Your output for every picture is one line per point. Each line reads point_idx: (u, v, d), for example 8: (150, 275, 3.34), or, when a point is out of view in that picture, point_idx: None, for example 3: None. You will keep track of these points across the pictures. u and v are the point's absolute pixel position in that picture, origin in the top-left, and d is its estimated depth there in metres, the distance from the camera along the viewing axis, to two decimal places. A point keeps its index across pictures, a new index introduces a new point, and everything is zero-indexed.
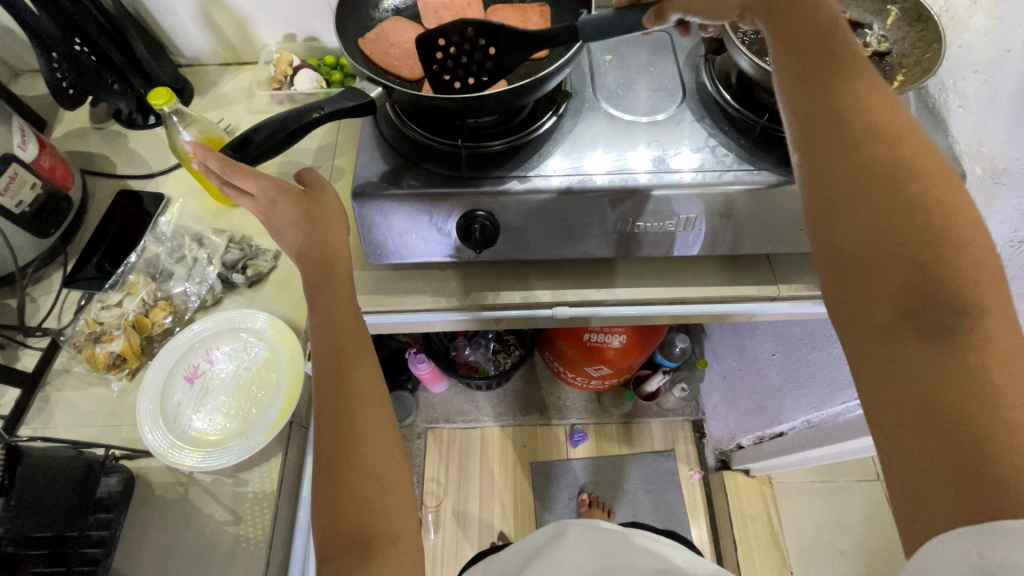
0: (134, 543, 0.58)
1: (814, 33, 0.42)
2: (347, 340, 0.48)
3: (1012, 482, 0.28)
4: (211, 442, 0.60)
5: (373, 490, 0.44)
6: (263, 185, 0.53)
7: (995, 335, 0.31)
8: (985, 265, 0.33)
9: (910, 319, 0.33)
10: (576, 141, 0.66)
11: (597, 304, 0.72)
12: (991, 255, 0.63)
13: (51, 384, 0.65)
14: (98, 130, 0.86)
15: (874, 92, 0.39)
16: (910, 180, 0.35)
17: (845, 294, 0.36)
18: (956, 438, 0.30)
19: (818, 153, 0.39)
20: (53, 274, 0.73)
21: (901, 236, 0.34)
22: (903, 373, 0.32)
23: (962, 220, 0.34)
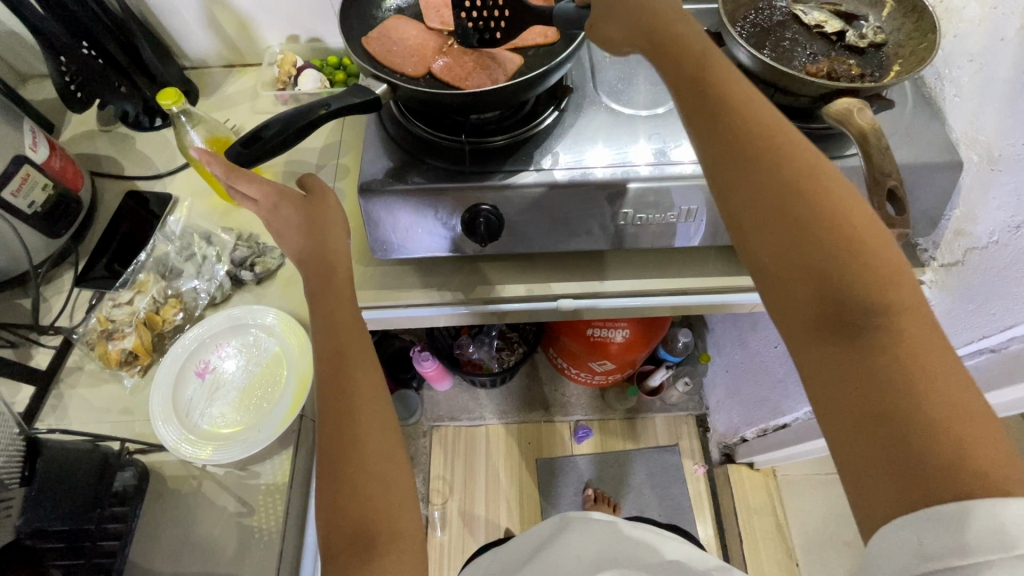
0: (150, 535, 0.59)
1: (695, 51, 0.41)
2: (347, 342, 0.49)
3: (943, 470, 0.29)
4: (223, 436, 0.61)
5: (375, 490, 0.44)
6: (265, 191, 0.54)
7: (909, 330, 0.32)
8: (892, 260, 0.34)
9: (827, 328, 0.33)
10: (577, 136, 0.67)
11: (598, 296, 0.73)
12: (989, 242, 0.62)
13: (64, 382, 0.66)
14: (106, 132, 0.87)
15: (756, 98, 0.39)
16: (810, 183, 0.35)
17: (773, 310, 0.36)
18: (886, 437, 0.31)
19: (721, 172, 0.38)
20: (65, 274, 0.74)
21: (813, 244, 0.34)
22: (831, 382, 0.33)
23: (861, 217, 0.34)
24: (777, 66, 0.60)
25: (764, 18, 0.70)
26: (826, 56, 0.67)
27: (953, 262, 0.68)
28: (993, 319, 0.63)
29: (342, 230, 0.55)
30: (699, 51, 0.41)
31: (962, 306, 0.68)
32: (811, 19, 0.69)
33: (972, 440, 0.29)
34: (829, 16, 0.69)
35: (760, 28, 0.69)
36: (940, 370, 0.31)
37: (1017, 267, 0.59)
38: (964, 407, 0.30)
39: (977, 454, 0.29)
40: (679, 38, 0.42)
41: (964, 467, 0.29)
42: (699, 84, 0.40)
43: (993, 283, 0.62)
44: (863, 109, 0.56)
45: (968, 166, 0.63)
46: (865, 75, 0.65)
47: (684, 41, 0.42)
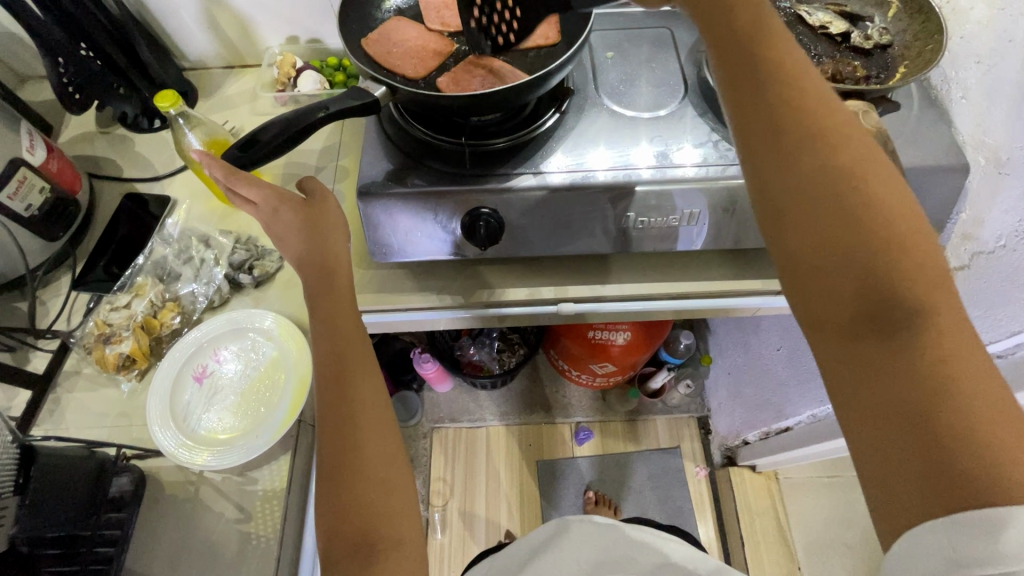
0: (146, 542, 0.58)
1: (743, 27, 0.40)
2: (347, 345, 0.49)
3: (980, 476, 0.28)
4: (221, 441, 0.60)
5: (376, 494, 0.44)
6: (264, 194, 0.53)
7: (949, 328, 0.31)
8: (930, 257, 0.33)
9: (864, 320, 0.32)
10: (578, 138, 0.66)
11: (598, 300, 0.73)
12: (995, 246, 0.61)
13: (61, 386, 0.66)
14: (104, 134, 0.86)
15: (807, 78, 0.38)
16: (851, 171, 0.34)
17: (804, 300, 0.35)
18: (921, 437, 0.29)
19: (761, 153, 0.37)
20: (62, 277, 0.73)
21: (850, 233, 0.33)
22: (866, 377, 0.32)
23: (900, 210, 0.33)
24: None
25: None
26: (831, 57, 0.66)
27: (960, 266, 0.67)
28: (1000, 324, 0.62)
29: (341, 234, 0.55)
30: (748, 27, 0.39)
31: (968, 311, 0.67)
32: (816, 20, 0.68)
33: (1014, 447, 0.28)
34: (834, 17, 0.68)
35: None
36: (980, 373, 0.30)
37: None
38: (1005, 412, 0.29)
39: (1019, 464, 0.28)
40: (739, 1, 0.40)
41: (1005, 475, 0.28)
42: (750, 58, 0.39)
43: (1001, 288, 0.61)
44: (869, 112, 0.55)
45: (975, 169, 0.62)
46: (870, 77, 0.64)
47: (739, 7, 0.40)
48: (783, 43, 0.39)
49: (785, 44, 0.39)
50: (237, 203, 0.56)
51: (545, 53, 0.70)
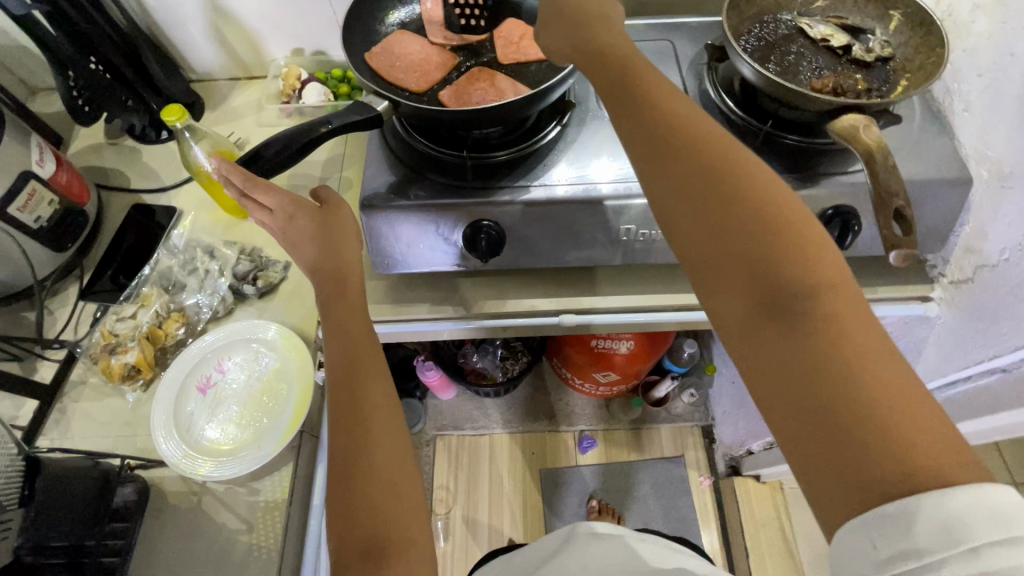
0: (149, 552, 0.59)
1: (622, 63, 0.44)
2: (357, 348, 0.49)
3: (886, 460, 0.29)
4: (223, 452, 0.61)
5: (388, 493, 0.44)
6: (280, 200, 0.54)
7: (839, 315, 0.32)
8: (817, 248, 0.34)
9: (761, 318, 0.33)
10: (580, 150, 0.67)
11: (599, 311, 0.73)
12: (999, 260, 0.61)
13: (67, 396, 0.67)
14: (113, 145, 0.88)
15: (676, 98, 0.41)
16: (735, 174, 0.37)
17: (711, 305, 0.36)
18: (824, 429, 0.30)
19: (653, 168, 0.39)
20: (70, 287, 0.74)
21: (744, 235, 0.35)
22: (769, 374, 0.33)
23: (786, 206, 0.36)
24: (781, 82, 0.59)
25: (769, 31, 0.70)
26: (832, 70, 0.66)
27: (962, 280, 0.66)
28: (1004, 338, 0.61)
29: (354, 241, 0.55)
30: (626, 63, 0.44)
31: (971, 325, 0.66)
32: (817, 33, 0.68)
33: (911, 426, 0.29)
34: (834, 30, 0.68)
35: (765, 42, 0.69)
36: (870, 354, 0.31)
37: None
38: (897, 390, 0.30)
39: (922, 444, 0.29)
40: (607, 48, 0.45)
41: (905, 456, 0.29)
42: (626, 87, 0.42)
43: (1004, 302, 0.61)
44: (870, 126, 0.56)
45: (979, 183, 0.62)
46: (871, 90, 0.64)
47: (611, 51, 0.45)
48: (652, 72, 0.43)
49: (652, 73, 0.43)
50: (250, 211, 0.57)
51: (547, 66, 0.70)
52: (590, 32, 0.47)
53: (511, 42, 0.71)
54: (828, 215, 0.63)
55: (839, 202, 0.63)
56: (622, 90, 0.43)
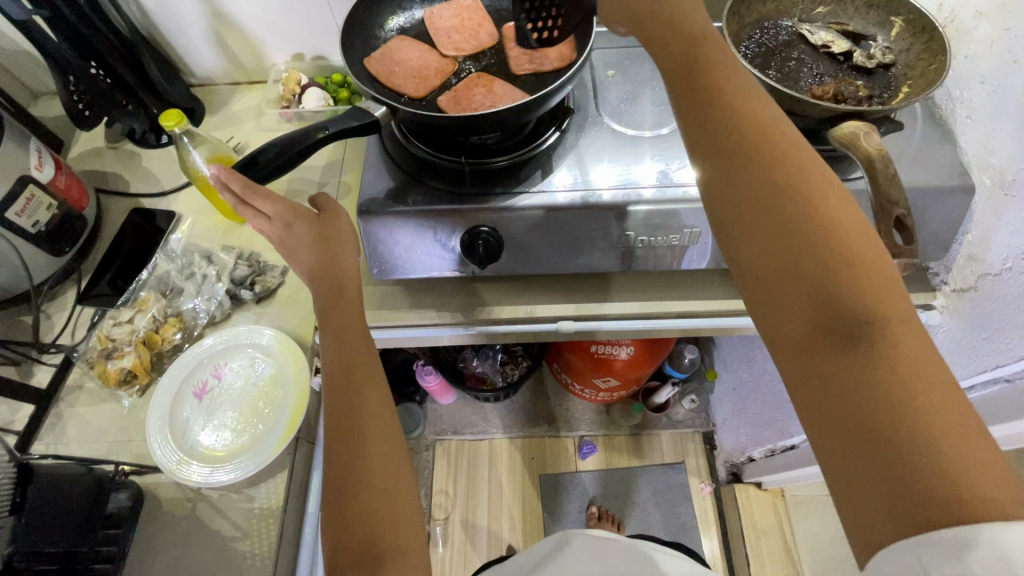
0: (142, 560, 0.58)
1: (682, 58, 0.42)
2: (354, 359, 0.49)
3: (937, 491, 0.28)
4: (218, 458, 0.60)
5: (382, 508, 0.43)
6: (278, 208, 0.54)
7: (901, 338, 0.31)
8: (880, 269, 0.33)
9: (822, 334, 0.33)
10: (579, 156, 0.67)
11: (597, 318, 0.72)
12: (1002, 268, 0.60)
13: (63, 401, 0.66)
14: (113, 149, 0.88)
15: (751, 100, 0.40)
16: (802, 187, 0.36)
17: (765, 317, 0.36)
18: (875, 454, 0.30)
19: (718, 174, 0.39)
20: (67, 291, 0.74)
21: (802, 248, 0.34)
22: (826, 390, 0.32)
23: (851, 225, 0.34)
24: (780, 88, 0.59)
25: (770, 37, 0.70)
26: (832, 76, 0.66)
27: (964, 288, 0.66)
28: (1007, 348, 0.61)
29: (351, 249, 0.55)
30: (689, 58, 0.42)
31: (974, 334, 0.66)
32: (817, 39, 0.68)
33: (968, 457, 0.28)
34: (835, 36, 0.68)
35: (765, 48, 0.69)
36: (933, 384, 0.30)
37: None
38: (956, 421, 0.29)
39: (975, 476, 0.28)
40: (671, 38, 0.43)
41: (958, 490, 0.28)
42: (692, 86, 0.41)
43: (1007, 311, 0.60)
44: (871, 133, 0.55)
45: (980, 191, 0.61)
46: (873, 97, 0.63)
47: (677, 39, 0.43)
48: (727, 67, 0.41)
49: (728, 69, 0.41)
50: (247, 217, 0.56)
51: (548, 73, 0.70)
52: (655, 16, 0.45)
53: (511, 48, 0.71)
54: None
55: None
56: (682, 90, 0.42)
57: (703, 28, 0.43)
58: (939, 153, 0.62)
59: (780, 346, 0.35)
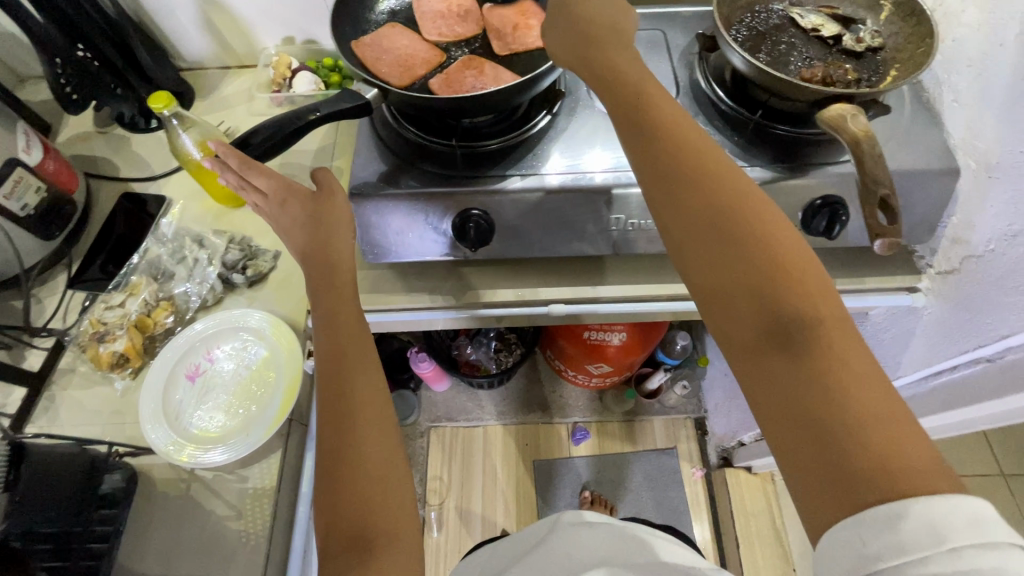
0: (136, 540, 0.58)
1: (628, 78, 0.45)
2: (346, 340, 0.49)
3: (873, 476, 0.30)
4: (211, 439, 0.61)
5: (373, 489, 0.43)
6: (273, 184, 0.54)
7: (834, 336, 0.33)
8: (811, 272, 0.35)
9: (768, 343, 0.34)
10: (569, 139, 0.67)
11: (588, 301, 0.73)
12: (985, 250, 0.61)
13: (56, 383, 0.66)
14: (102, 134, 0.87)
15: (694, 130, 0.42)
16: (740, 205, 0.38)
17: (716, 327, 0.37)
18: (816, 446, 0.31)
19: (662, 195, 0.40)
20: (59, 275, 0.74)
21: (744, 256, 0.36)
22: (774, 397, 0.33)
23: (785, 238, 0.36)
24: (771, 71, 0.59)
25: (761, 21, 0.70)
26: (822, 59, 0.66)
27: (949, 270, 0.67)
28: (987, 328, 0.62)
29: (346, 232, 0.54)
30: (635, 79, 0.45)
31: (955, 316, 0.67)
32: (808, 22, 0.68)
33: (897, 439, 0.30)
34: (825, 20, 0.68)
35: (756, 32, 0.69)
36: (868, 382, 0.32)
37: (1012, 275, 0.58)
38: (885, 410, 0.31)
39: (903, 455, 0.30)
40: (618, 76, 0.45)
41: (889, 470, 0.29)
42: (636, 113, 0.43)
43: (990, 291, 0.61)
44: (858, 116, 0.55)
45: (965, 173, 0.62)
46: (861, 80, 0.64)
47: (615, 72, 0.46)
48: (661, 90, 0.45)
49: (662, 98, 0.44)
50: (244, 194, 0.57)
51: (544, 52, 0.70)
52: (597, 48, 0.48)
53: (502, 33, 0.71)
54: (816, 206, 0.63)
55: (828, 192, 0.63)
56: (629, 110, 0.44)
57: (640, 72, 0.46)
58: (925, 137, 0.63)
59: (730, 357, 0.36)
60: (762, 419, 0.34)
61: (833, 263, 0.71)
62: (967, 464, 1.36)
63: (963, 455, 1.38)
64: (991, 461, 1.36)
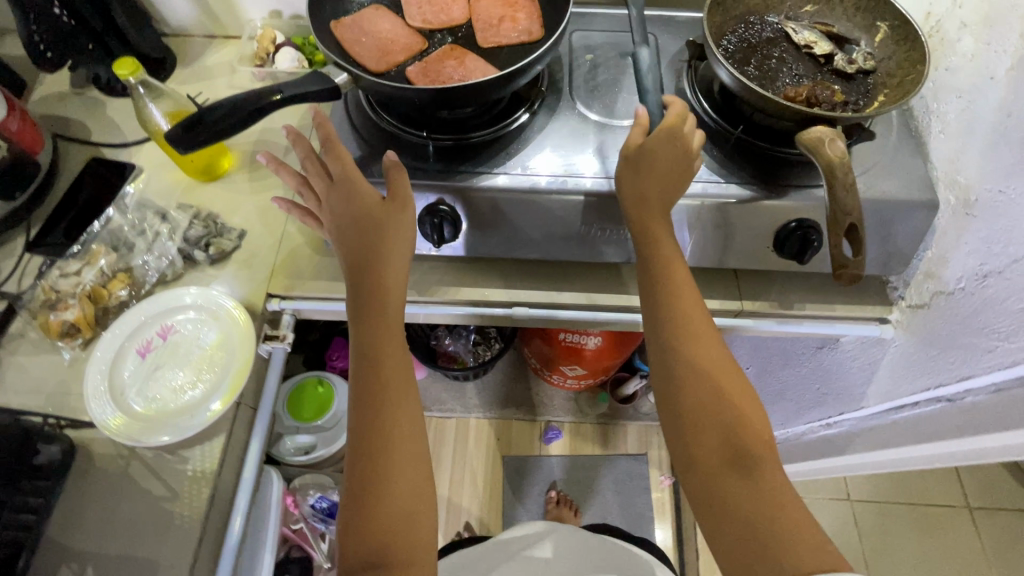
0: (70, 514, 0.57)
1: (649, 212, 0.56)
2: (389, 370, 0.51)
3: (798, 558, 0.40)
4: (155, 418, 0.60)
5: (401, 523, 0.46)
6: (348, 169, 0.58)
7: (768, 460, 0.45)
8: (755, 410, 0.48)
9: (723, 465, 0.45)
10: (544, 140, 0.65)
11: (555, 307, 0.71)
12: (955, 287, 0.60)
13: (5, 348, 0.65)
14: (77, 95, 0.85)
15: (683, 285, 0.54)
16: (709, 353, 0.51)
17: (683, 445, 0.48)
18: (753, 538, 0.42)
19: (656, 337, 0.53)
20: (18, 237, 0.72)
21: (712, 390, 0.48)
22: (721, 506, 0.44)
23: (740, 384, 0.49)
24: (754, 88, 0.58)
25: (754, 33, 0.68)
26: (810, 78, 0.65)
27: (920, 304, 0.65)
28: (950, 366, 0.62)
29: (405, 251, 0.57)
30: (655, 212, 0.56)
31: (920, 351, 0.66)
32: (800, 38, 0.66)
33: (813, 538, 0.41)
34: (819, 37, 0.66)
35: (747, 44, 0.67)
36: (791, 496, 0.43)
37: (980, 315, 0.57)
38: (802, 517, 0.42)
39: (818, 545, 0.40)
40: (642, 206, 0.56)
41: (811, 555, 0.40)
42: (643, 261, 0.56)
43: (956, 330, 0.61)
44: (835, 141, 0.53)
45: (945, 208, 0.60)
46: (848, 103, 0.62)
47: (643, 202, 0.56)
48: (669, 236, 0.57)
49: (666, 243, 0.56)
50: (314, 172, 0.60)
51: (528, 48, 0.68)
52: (645, 162, 0.56)
53: (485, 24, 0.69)
54: (791, 228, 0.61)
55: (804, 215, 0.62)
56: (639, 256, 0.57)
57: (667, 197, 0.57)
58: (907, 167, 0.61)
59: (686, 470, 0.48)
60: (712, 524, 0.45)
61: (805, 288, 0.69)
62: (933, 494, 1.37)
63: (931, 484, 1.38)
64: (955, 491, 1.37)
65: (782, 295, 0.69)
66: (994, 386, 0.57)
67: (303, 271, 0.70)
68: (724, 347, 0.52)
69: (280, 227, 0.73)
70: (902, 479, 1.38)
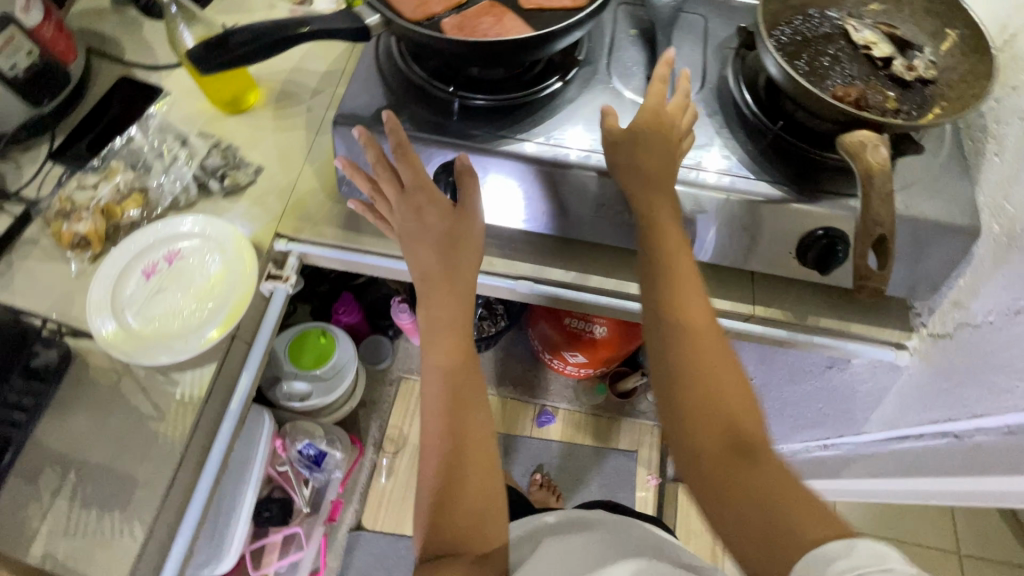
0: (59, 419, 0.59)
1: (654, 206, 0.55)
2: (465, 385, 0.55)
3: (807, 533, 0.38)
4: (151, 338, 0.60)
5: (475, 523, 0.50)
6: (417, 182, 0.56)
7: (766, 447, 0.44)
8: (753, 401, 0.47)
9: (727, 450, 0.44)
10: (573, 112, 0.63)
11: (562, 286, 0.69)
12: (983, 320, 0.57)
13: (16, 251, 0.66)
14: (116, 13, 0.85)
15: (684, 269, 0.54)
16: (707, 341, 0.49)
17: (682, 431, 0.47)
18: (760, 513, 0.40)
19: (653, 326, 0.52)
20: (42, 145, 0.73)
21: (711, 375, 0.47)
22: (725, 487, 0.42)
23: (739, 373, 0.48)
24: (801, 81, 0.54)
25: (811, 26, 0.64)
26: (864, 80, 0.61)
27: (941, 334, 0.62)
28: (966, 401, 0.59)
29: (474, 254, 0.58)
30: (660, 207, 0.55)
31: (935, 384, 0.63)
32: (860, 37, 0.62)
33: (823, 515, 0.39)
34: (880, 38, 0.62)
35: (802, 37, 0.63)
36: (795, 481, 0.41)
37: (1001, 354, 0.55)
38: (807, 496, 0.40)
39: (828, 522, 0.38)
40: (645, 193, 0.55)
41: (817, 528, 0.38)
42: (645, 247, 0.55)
43: (976, 367, 0.58)
44: (879, 147, 0.50)
45: (986, 237, 0.57)
46: (899, 111, 0.58)
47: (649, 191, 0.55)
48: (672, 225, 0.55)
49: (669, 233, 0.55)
50: (382, 175, 0.58)
51: (570, 14, 0.65)
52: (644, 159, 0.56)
53: None
54: (816, 236, 0.59)
55: (834, 224, 0.58)
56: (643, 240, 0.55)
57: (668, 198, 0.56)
58: (952, 188, 0.57)
59: (683, 456, 0.47)
60: (714, 509, 0.43)
61: (823, 301, 0.66)
62: (926, 536, 1.33)
63: (925, 526, 1.35)
64: (949, 537, 1.33)
65: (796, 306, 0.66)
66: (1008, 427, 0.55)
67: (313, 215, 0.69)
68: (717, 331, 0.51)
69: (296, 169, 0.72)
70: (894, 514, 1.34)
